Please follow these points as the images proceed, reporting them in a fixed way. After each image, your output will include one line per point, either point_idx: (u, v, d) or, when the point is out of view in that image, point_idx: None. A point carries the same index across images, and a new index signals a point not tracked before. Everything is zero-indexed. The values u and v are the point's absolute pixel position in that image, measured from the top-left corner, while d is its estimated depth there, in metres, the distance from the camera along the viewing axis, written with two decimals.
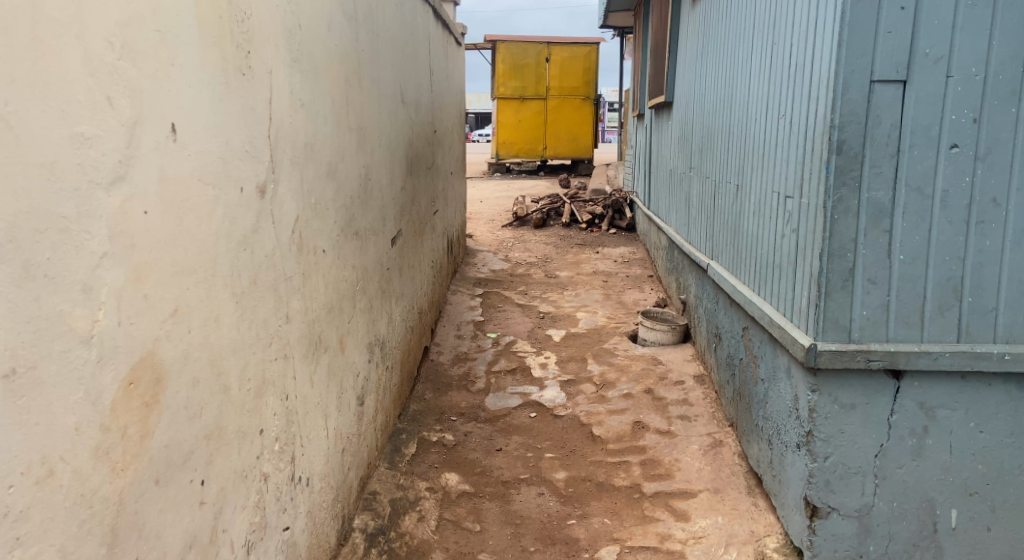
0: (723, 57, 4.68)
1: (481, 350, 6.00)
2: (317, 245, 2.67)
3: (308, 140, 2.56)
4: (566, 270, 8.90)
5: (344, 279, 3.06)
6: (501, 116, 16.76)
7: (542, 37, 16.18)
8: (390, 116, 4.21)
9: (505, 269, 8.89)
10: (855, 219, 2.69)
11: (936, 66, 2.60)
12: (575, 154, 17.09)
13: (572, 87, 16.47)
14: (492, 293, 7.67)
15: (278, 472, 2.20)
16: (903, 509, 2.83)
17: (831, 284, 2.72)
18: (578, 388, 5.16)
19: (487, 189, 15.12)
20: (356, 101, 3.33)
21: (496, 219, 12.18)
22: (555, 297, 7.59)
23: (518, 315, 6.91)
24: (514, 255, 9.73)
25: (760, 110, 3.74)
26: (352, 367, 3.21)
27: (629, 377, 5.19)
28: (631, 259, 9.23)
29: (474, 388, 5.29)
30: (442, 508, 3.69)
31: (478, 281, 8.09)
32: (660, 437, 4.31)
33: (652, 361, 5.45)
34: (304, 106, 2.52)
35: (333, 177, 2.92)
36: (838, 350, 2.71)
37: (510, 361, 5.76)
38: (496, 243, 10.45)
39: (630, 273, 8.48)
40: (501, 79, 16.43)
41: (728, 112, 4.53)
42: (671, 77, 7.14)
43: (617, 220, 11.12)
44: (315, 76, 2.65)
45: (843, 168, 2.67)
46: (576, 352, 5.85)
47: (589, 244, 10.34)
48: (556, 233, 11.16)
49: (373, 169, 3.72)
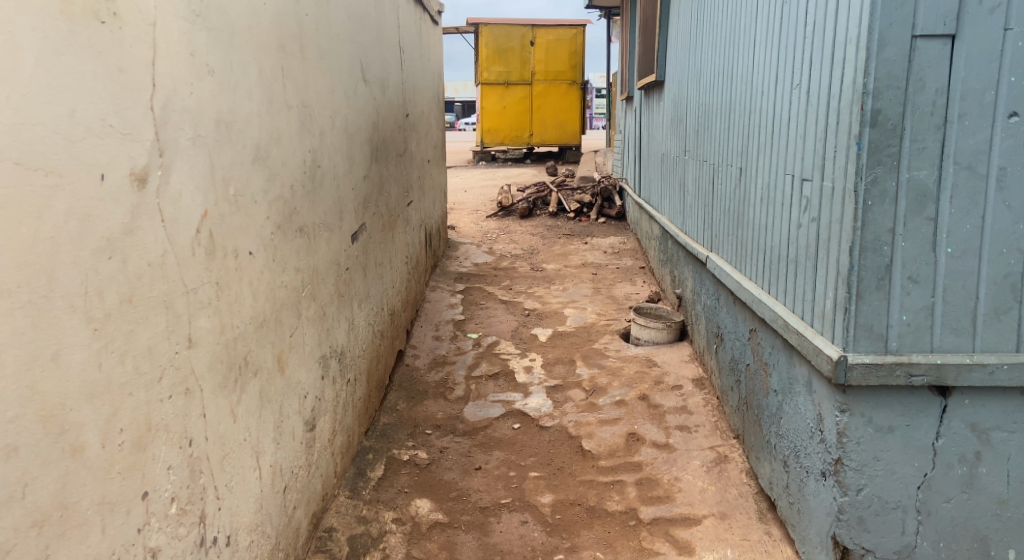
0: (723, 25, 4.20)
1: (461, 353, 5.53)
2: (240, 245, 2.18)
3: (223, 117, 2.10)
4: (553, 262, 8.45)
5: (283, 285, 2.59)
6: (485, 103, 16.25)
7: (526, 20, 15.65)
8: (347, 94, 3.72)
9: (488, 262, 8.42)
10: (892, 205, 2.23)
11: (991, 17, 2.13)
12: (562, 140, 16.60)
13: (558, 71, 15.98)
14: (473, 289, 7.20)
15: (177, 541, 1.72)
16: (952, 550, 2.37)
17: (863, 284, 2.27)
18: (566, 395, 4.70)
19: (471, 178, 14.63)
20: (298, 74, 2.85)
21: (480, 209, 11.68)
22: (541, 292, 7.13)
23: (501, 313, 6.44)
24: (498, 248, 9.25)
25: (767, 82, 3.29)
26: (297, 389, 2.73)
27: (621, 382, 4.72)
28: (621, 250, 8.80)
29: (452, 397, 4.83)
30: (410, 544, 3.21)
31: (461, 276, 7.61)
32: (657, 452, 3.85)
33: (646, 363, 4.99)
34: (215, 75, 2.05)
35: (265, 163, 2.44)
36: (872, 363, 2.26)
37: (492, 365, 5.29)
38: (481, 235, 9.96)
39: (620, 265, 8.05)
40: (485, 64, 15.89)
41: (729, 86, 4.06)
42: (661, 57, 6.68)
43: (605, 208, 10.68)
44: (232, 39, 2.18)
45: (878, 144, 2.21)
46: (564, 353, 5.39)
47: (578, 234, 9.89)
48: (543, 223, 10.70)
49: (325, 154, 3.24)
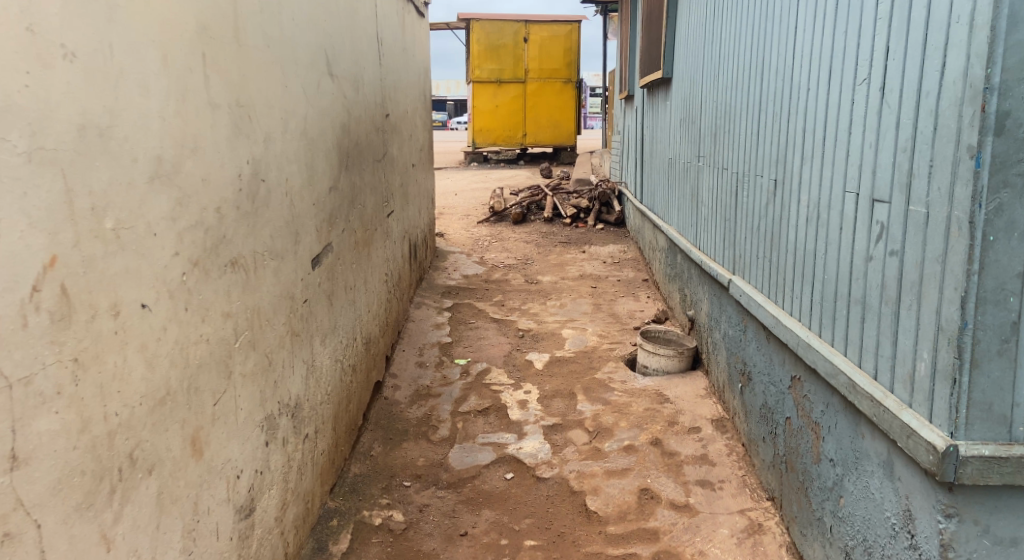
0: (752, 11, 3.62)
1: (446, 383, 4.92)
2: (123, 299, 1.56)
3: (95, 118, 1.48)
4: (550, 274, 7.87)
5: (205, 340, 1.98)
6: (476, 102, 15.64)
7: (519, 16, 15.05)
8: (306, 91, 3.11)
9: (479, 273, 7.81)
10: (1021, 242, 1.67)
11: None
12: (557, 140, 16.00)
13: (553, 69, 15.39)
14: (462, 305, 6.58)
15: None
16: None
17: (980, 349, 1.71)
18: (566, 437, 4.08)
19: (461, 181, 14.01)
20: (232, 64, 2.25)
21: (471, 214, 11.06)
22: (536, 309, 6.53)
23: (492, 335, 5.83)
24: (489, 257, 8.64)
25: (814, 76, 2.71)
26: (227, 470, 2.11)
27: (630, 422, 4.11)
28: (622, 260, 8.24)
29: (436, 438, 4.21)
30: None
31: (448, 291, 6.99)
32: (676, 516, 3.25)
33: (656, 398, 4.38)
34: (77, 59, 1.43)
35: (176, 180, 1.84)
36: (994, 457, 1.70)
37: (482, 398, 4.68)
38: (471, 242, 9.35)
39: (621, 278, 7.49)
40: (477, 61, 15.28)
41: (758, 81, 3.47)
42: (667, 52, 6.10)
43: (604, 214, 10.11)
44: (115, 12, 1.57)
45: (1004, 158, 1.64)
46: (563, 384, 4.78)
47: (575, 242, 9.31)
48: (538, 230, 10.10)
49: (273, 164, 2.63)
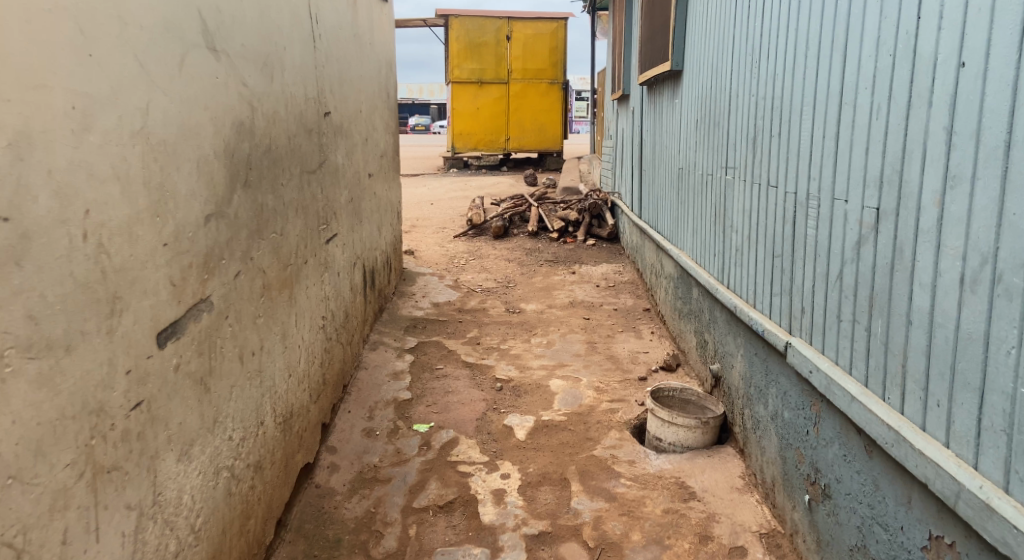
0: None
1: (401, 459, 3.77)
2: None
3: None
4: (534, 301, 6.75)
5: None
6: (455, 104, 14.52)
7: (501, 11, 13.95)
8: (150, 70, 2.01)
9: (452, 300, 6.68)
10: None
11: None
12: (542, 145, 14.90)
13: (537, 69, 14.31)
14: (429, 343, 5.43)
15: None
16: None
17: None
18: (559, 556, 2.95)
19: (438, 189, 12.84)
20: None
21: (446, 228, 9.90)
22: (519, 349, 5.40)
23: (464, 386, 4.69)
24: (464, 280, 7.49)
25: (979, 46, 1.64)
26: None
27: (646, 533, 2.99)
28: (618, 284, 7.14)
29: (379, 551, 3.07)
30: None
31: (415, 324, 5.84)
32: None
33: (680, 492, 3.26)
34: None
35: None
36: None
37: (445, 484, 3.54)
38: (445, 261, 8.21)
39: (618, 307, 6.39)
40: (455, 60, 14.17)
41: (836, 63, 2.40)
42: (677, 40, 5.01)
43: (595, 228, 9.02)
44: None
45: None
46: (553, 465, 3.65)
47: (564, 261, 8.21)
48: (521, 245, 8.99)
49: (47, 185, 1.54)
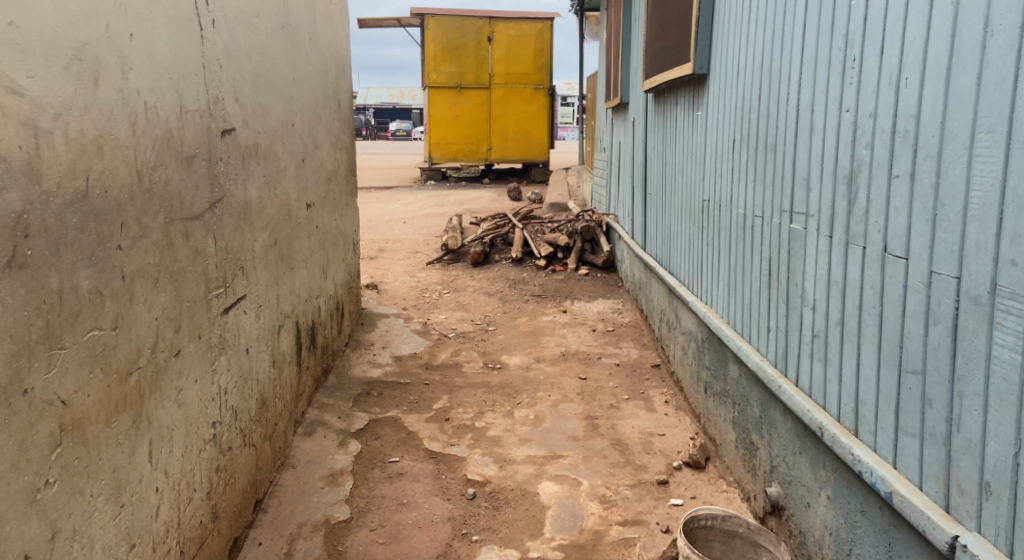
0: None
1: None
2: None
3: None
4: (519, 351, 5.59)
5: None
6: (433, 110, 13.35)
7: (482, 11, 12.85)
8: None
9: (419, 350, 5.50)
10: None
11: None
12: (528, 155, 13.77)
13: (521, 73, 13.22)
14: (384, 419, 4.26)
15: None
16: None
17: None
18: None
19: (412, 205, 11.67)
20: None
21: (418, 252, 8.73)
22: (499, 427, 4.23)
23: (424, 490, 3.52)
24: (436, 321, 6.32)
25: None
26: None
27: None
28: (620, 328, 6.00)
29: None
30: None
31: (370, 390, 4.67)
32: None
33: None
34: None
35: None
36: None
37: None
38: (414, 296, 7.03)
39: (620, 362, 5.24)
40: (432, 64, 13.03)
41: None
42: (701, 35, 3.88)
43: (588, 254, 7.88)
44: None
45: None
46: None
47: (553, 295, 7.06)
48: (504, 274, 7.83)
49: None
